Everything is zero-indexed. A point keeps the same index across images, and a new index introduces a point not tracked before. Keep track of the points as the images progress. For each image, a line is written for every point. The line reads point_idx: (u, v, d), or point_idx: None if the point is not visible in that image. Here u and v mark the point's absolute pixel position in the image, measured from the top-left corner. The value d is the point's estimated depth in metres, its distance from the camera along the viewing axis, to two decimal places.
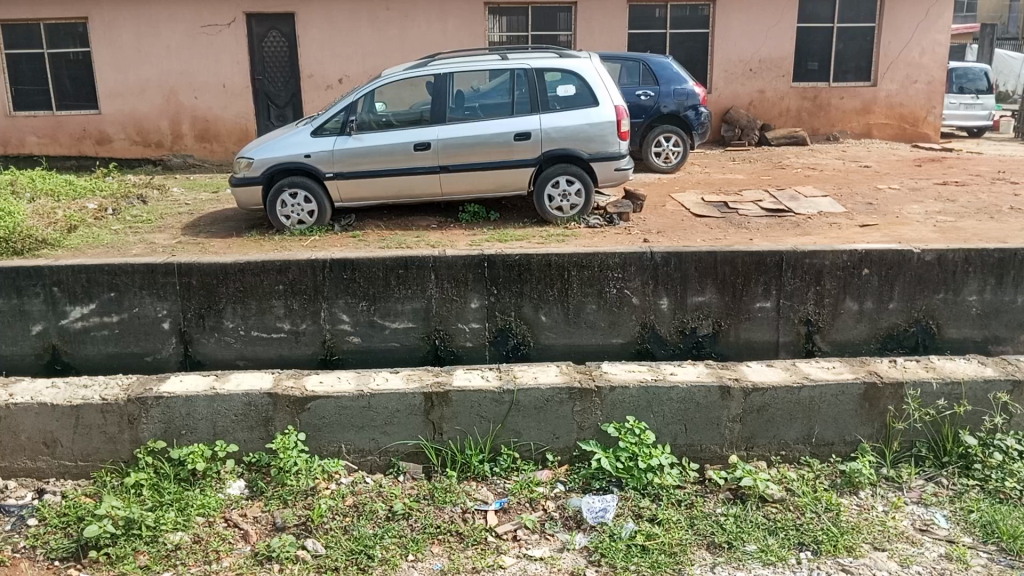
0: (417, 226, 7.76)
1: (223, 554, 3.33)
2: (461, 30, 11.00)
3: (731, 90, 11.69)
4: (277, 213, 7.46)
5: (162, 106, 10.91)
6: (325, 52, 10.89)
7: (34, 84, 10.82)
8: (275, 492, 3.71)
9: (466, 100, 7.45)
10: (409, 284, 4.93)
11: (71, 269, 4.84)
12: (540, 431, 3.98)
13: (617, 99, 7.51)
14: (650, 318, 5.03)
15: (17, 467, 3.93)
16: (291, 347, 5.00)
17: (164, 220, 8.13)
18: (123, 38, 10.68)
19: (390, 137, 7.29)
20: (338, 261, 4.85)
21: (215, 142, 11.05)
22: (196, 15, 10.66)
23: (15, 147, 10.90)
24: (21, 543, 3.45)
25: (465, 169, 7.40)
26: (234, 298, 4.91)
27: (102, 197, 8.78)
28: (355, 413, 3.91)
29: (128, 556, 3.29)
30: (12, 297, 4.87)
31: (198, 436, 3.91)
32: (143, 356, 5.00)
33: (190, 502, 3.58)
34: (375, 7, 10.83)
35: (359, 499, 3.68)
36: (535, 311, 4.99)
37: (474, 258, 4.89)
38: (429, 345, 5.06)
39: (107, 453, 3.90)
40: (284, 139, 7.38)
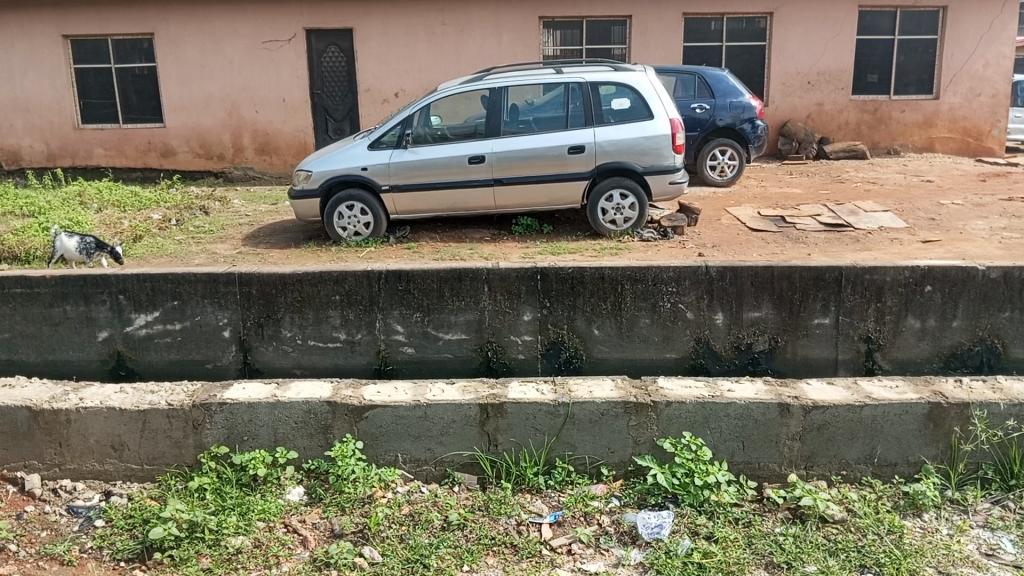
0: (471, 238, 7.82)
1: (283, 559, 3.38)
2: (516, 43, 11.07)
3: (788, 103, 11.55)
4: (334, 225, 7.60)
5: (224, 119, 11.20)
6: (382, 67, 11.06)
7: (101, 98, 11.20)
8: (333, 499, 3.76)
9: (521, 114, 7.49)
10: (463, 296, 4.97)
11: (137, 278, 4.98)
12: (595, 445, 3.97)
13: (673, 113, 7.47)
14: (705, 332, 4.97)
15: (85, 469, 4.05)
16: (346, 357, 5.08)
17: (225, 231, 8.34)
18: (187, 53, 11.00)
19: (446, 151, 7.37)
20: (393, 272, 4.91)
21: (275, 155, 11.30)
22: (258, 31, 10.93)
23: (83, 159, 11.27)
24: (89, 543, 3.55)
25: (519, 182, 7.44)
26: (293, 308, 5.00)
27: (166, 208, 9.03)
28: (411, 423, 3.95)
29: (191, 558, 3.37)
30: (81, 305, 5.03)
31: (260, 442, 3.98)
32: (204, 363, 5.13)
33: (252, 506, 3.65)
34: (431, 22, 10.97)
35: (415, 508, 3.71)
36: (588, 325, 4.98)
37: (527, 271, 4.91)
38: (482, 357, 5.09)
39: (173, 457, 4.01)
40: (341, 152, 7.51)
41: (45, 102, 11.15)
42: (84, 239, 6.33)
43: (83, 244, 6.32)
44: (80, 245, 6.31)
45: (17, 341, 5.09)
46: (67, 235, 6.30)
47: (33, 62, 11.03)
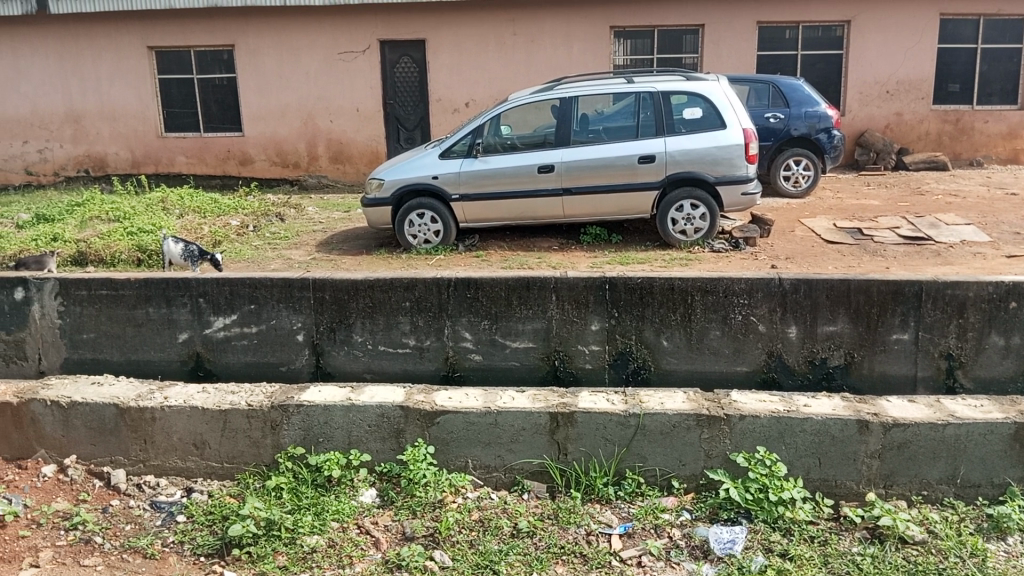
0: (539, 247, 7.84)
1: (356, 559, 3.45)
2: (587, 53, 11.08)
3: (866, 113, 11.27)
4: (405, 232, 7.71)
5: (300, 128, 11.49)
6: (453, 77, 11.20)
7: (184, 108, 11.61)
8: (405, 502, 3.81)
9: (591, 123, 7.49)
10: (531, 304, 4.98)
11: (216, 282, 5.14)
12: (666, 457, 3.94)
13: (746, 122, 7.37)
14: (778, 346, 4.88)
15: (168, 466, 4.19)
16: (415, 363, 5.14)
17: (300, 237, 8.55)
18: (266, 65, 11.33)
19: (516, 160, 7.42)
20: (463, 280, 4.97)
21: (348, 164, 11.54)
22: (334, 43, 11.19)
23: (166, 166, 11.69)
24: (171, 537, 3.67)
25: (589, 191, 7.43)
26: (364, 314, 5.10)
27: (244, 215, 9.30)
28: (482, 429, 3.98)
29: (268, 555, 3.46)
30: (163, 307, 5.21)
31: (334, 444, 4.07)
32: (278, 366, 5.25)
33: (326, 507, 3.74)
34: (503, 32, 11.06)
35: (485, 514, 3.74)
36: (657, 336, 4.94)
37: (596, 280, 4.89)
38: (549, 366, 5.07)
39: (251, 456, 4.12)
40: (413, 161, 7.63)
41: (130, 111, 11.60)
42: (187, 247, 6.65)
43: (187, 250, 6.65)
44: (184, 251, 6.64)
45: (103, 341, 5.29)
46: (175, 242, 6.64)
47: (120, 73, 11.49)
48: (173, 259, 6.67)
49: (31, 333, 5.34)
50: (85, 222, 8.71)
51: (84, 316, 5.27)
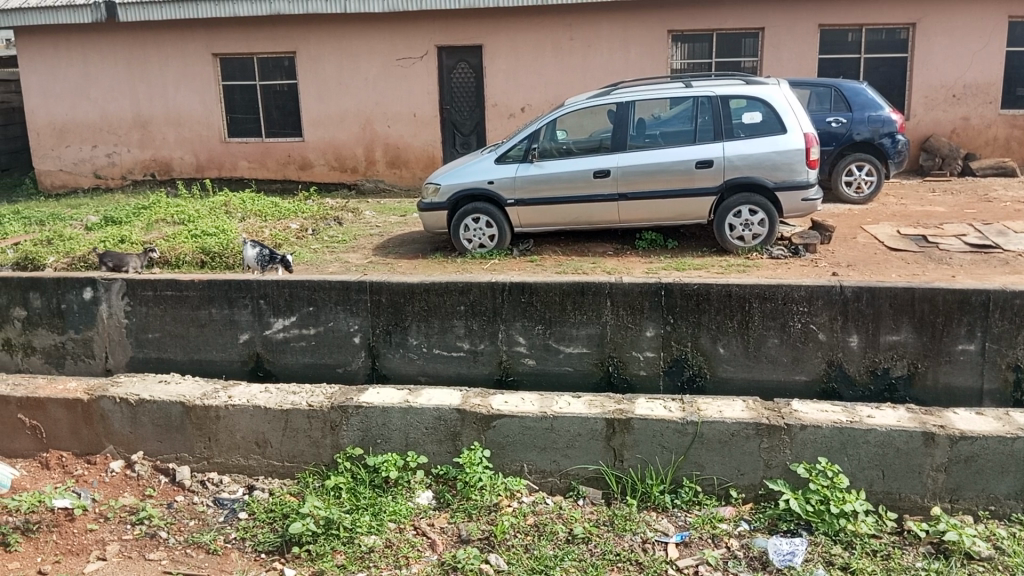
0: (594, 252, 7.82)
1: (412, 560, 3.49)
2: (644, 57, 11.02)
3: (931, 117, 10.98)
4: (461, 236, 7.75)
5: (358, 134, 11.67)
6: (510, 82, 11.25)
7: (246, 113, 11.89)
8: (461, 505, 3.84)
9: (648, 128, 7.45)
10: (585, 309, 4.97)
11: (276, 284, 5.25)
12: (724, 466, 3.90)
13: (807, 127, 7.25)
14: (839, 355, 4.79)
15: (231, 464, 4.29)
16: (469, 366, 5.16)
17: (357, 241, 8.69)
18: (326, 71, 11.53)
19: (572, 165, 7.42)
20: (518, 284, 4.98)
21: (404, 168, 11.67)
22: (392, 49, 11.33)
23: (229, 170, 11.99)
24: (233, 533, 3.76)
25: (645, 196, 7.40)
26: (420, 317, 5.15)
27: (303, 218, 9.48)
28: (538, 434, 3.99)
29: (327, 554, 3.51)
30: (225, 308, 5.33)
31: (392, 446, 4.12)
32: (335, 367, 5.33)
33: (383, 507, 3.78)
34: (560, 37, 11.06)
35: (540, 519, 3.75)
36: (713, 343, 4.89)
37: (651, 286, 4.87)
38: (603, 372, 5.05)
39: (311, 455, 4.20)
40: (469, 166, 7.69)
41: (195, 117, 11.91)
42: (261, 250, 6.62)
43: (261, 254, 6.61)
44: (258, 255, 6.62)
45: (167, 340, 5.44)
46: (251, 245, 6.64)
47: (186, 80, 11.80)
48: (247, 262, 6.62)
49: (99, 332, 5.52)
50: (151, 225, 8.97)
51: (149, 316, 5.42)
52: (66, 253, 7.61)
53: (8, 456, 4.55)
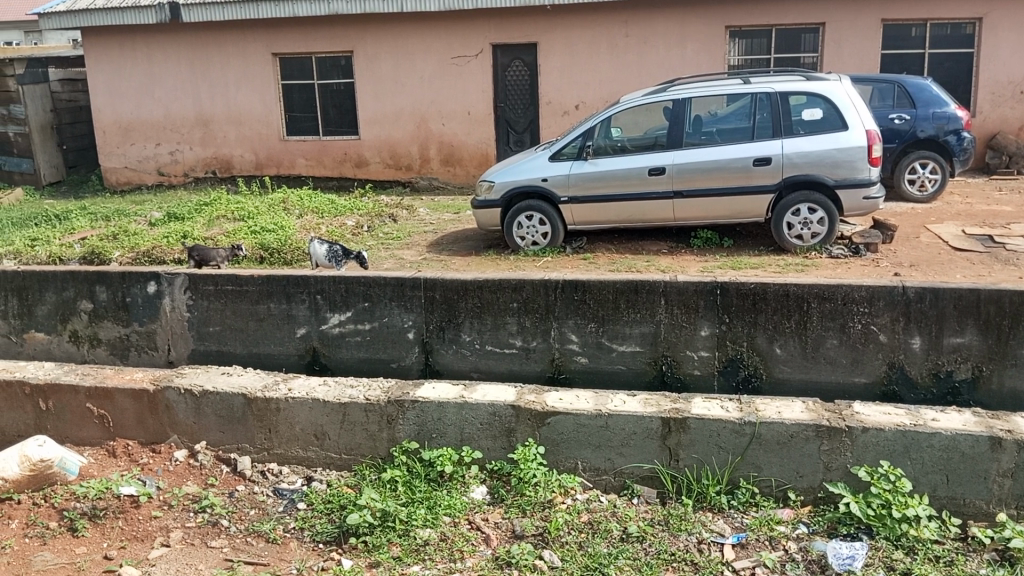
0: (648, 250, 7.77)
1: (467, 554, 3.51)
2: (700, 54, 10.89)
3: (998, 114, 10.64)
4: (513, 233, 7.78)
5: (413, 132, 11.78)
6: (564, 80, 11.23)
7: (304, 112, 12.09)
8: (515, 500, 3.86)
9: (704, 125, 7.37)
10: (639, 307, 4.93)
11: (333, 279, 5.33)
12: (783, 468, 3.85)
13: (869, 123, 7.08)
14: (900, 357, 4.68)
15: (290, 455, 4.37)
16: (521, 363, 5.17)
17: (412, 238, 8.78)
18: (382, 70, 11.66)
19: (627, 162, 7.38)
20: (570, 282, 4.96)
21: (458, 166, 11.75)
22: (447, 47, 11.40)
23: (287, 168, 12.21)
24: (292, 523, 3.84)
25: (701, 194, 7.32)
26: (473, 314, 5.18)
27: (359, 215, 9.60)
28: (592, 432, 3.98)
29: (383, 545, 3.57)
30: (283, 303, 5.43)
31: (447, 441, 4.16)
32: (389, 362, 5.39)
33: (438, 501, 3.82)
34: (615, 34, 10.99)
35: (594, 516, 3.75)
36: (770, 343, 4.82)
37: (707, 285, 4.82)
38: (656, 371, 5.01)
39: (368, 448, 4.26)
40: (523, 163, 7.69)
41: (255, 116, 12.15)
42: (332, 247, 6.76)
43: (332, 251, 6.74)
44: (329, 252, 6.73)
45: (227, 334, 5.56)
46: (319, 243, 6.74)
47: (246, 79, 12.05)
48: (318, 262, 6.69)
49: (162, 325, 5.67)
50: (213, 221, 9.18)
51: (210, 309, 5.55)
52: (132, 248, 7.83)
53: (76, 444, 4.69)
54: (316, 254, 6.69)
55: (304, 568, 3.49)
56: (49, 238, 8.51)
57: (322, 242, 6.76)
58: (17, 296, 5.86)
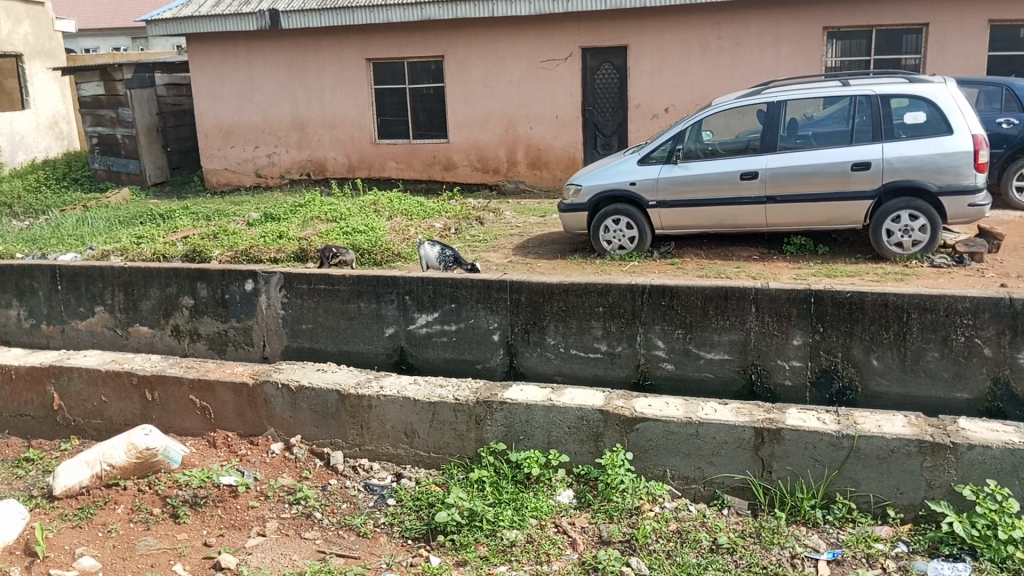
0: (739, 256, 7.62)
1: (553, 557, 3.52)
2: (796, 56, 10.61)
3: None
4: (600, 238, 7.72)
5: (501, 135, 11.88)
6: (654, 83, 11.12)
7: (395, 116, 12.32)
8: (602, 506, 3.84)
9: (799, 128, 7.18)
10: (729, 315, 4.83)
11: (421, 280, 5.41)
12: (882, 483, 3.72)
13: (976, 128, 6.76)
14: (1006, 372, 4.44)
15: (381, 451, 4.46)
16: (606, 368, 5.13)
17: (498, 241, 8.84)
18: (472, 74, 11.78)
19: (718, 166, 7.25)
20: (658, 287, 4.90)
21: (545, 169, 11.79)
22: (537, 51, 11.43)
23: (377, 170, 12.49)
24: (382, 518, 3.92)
25: (796, 200, 7.13)
26: (558, 317, 5.16)
27: (447, 218, 9.73)
28: (682, 440, 3.92)
29: (470, 545, 3.60)
30: (373, 302, 5.55)
31: (535, 443, 4.17)
32: (475, 363, 5.43)
33: (525, 503, 3.83)
34: (707, 36, 10.81)
35: (683, 526, 3.70)
36: (867, 355, 4.65)
37: (800, 292, 4.68)
38: (745, 380, 4.89)
39: (456, 448, 4.31)
40: (611, 167, 7.65)
41: (348, 119, 12.46)
42: (445, 251, 6.71)
43: (444, 256, 6.69)
44: (441, 256, 6.68)
45: (319, 331, 5.72)
46: (431, 244, 6.71)
47: (340, 84, 12.36)
48: (429, 263, 6.68)
49: (258, 322, 5.87)
50: (307, 222, 9.45)
51: (304, 308, 5.71)
52: (230, 247, 8.12)
53: (179, 434, 4.89)
54: (427, 255, 6.66)
55: (393, 563, 3.55)
56: (154, 236, 8.91)
57: (434, 244, 6.73)
58: (123, 291, 6.15)
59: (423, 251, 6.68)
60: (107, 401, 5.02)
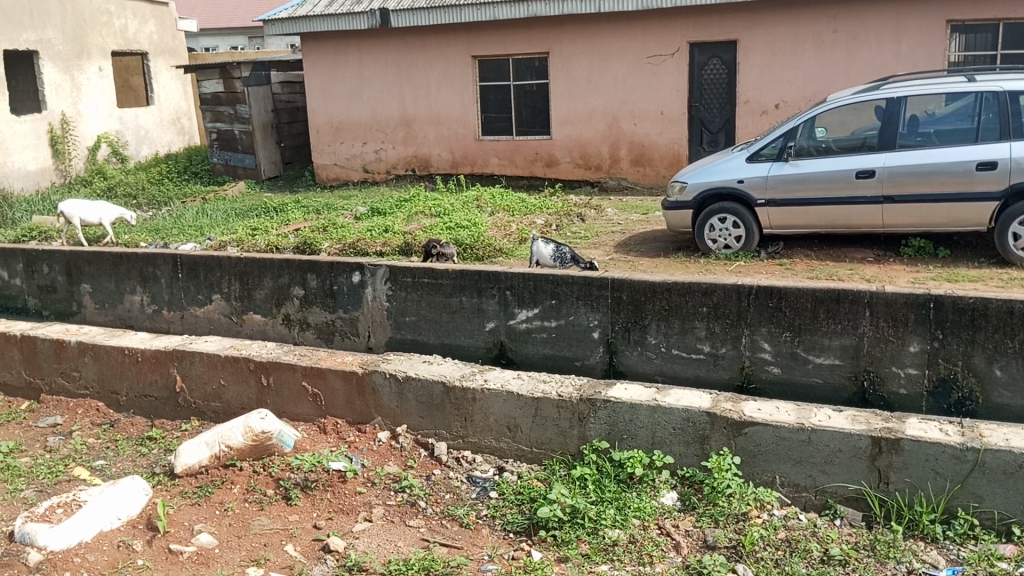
0: (851, 258, 7.33)
1: (656, 559, 3.47)
2: (917, 50, 10.11)
3: None
4: (705, 236, 7.55)
5: (605, 132, 11.80)
6: (764, 79, 10.81)
7: (499, 112, 12.41)
8: (707, 510, 3.78)
9: (920, 125, 6.83)
10: (841, 318, 4.64)
11: (522, 276, 5.42)
12: (1008, 500, 3.53)
13: None
14: None
15: (483, 444, 4.50)
16: (708, 369, 5.01)
17: (599, 238, 8.79)
18: (577, 70, 11.74)
19: (832, 164, 6.99)
20: (765, 288, 4.75)
21: (649, 166, 11.64)
22: (644, 47, 11.29)
23: (480, 166, 12.62)
24: (484, 510, 3.96)
25: (916, 200, 6.79)
26: (660, 316, 5.07)
27: (548, 214, 9.73)
28: (794, 446, 3.80)
29: (572, 541, 3.59)
30: (474, 296, 5.59)
31: (638, 443, 4.12)
32: (574, 360, 5.40)
33: (628, 503, 3.80)
34: (822, 29, 10.43)
35: (792, 534, 3.59)
36: (989, 364, 4.40)
37: (918, 297, 4.46)
38: (856, 387, 4.70)
39: (558, 444, 4.31)
40: (719, 164, 7.49)
41: (453, 116, 12.63)
42: (560, 248, 6.64)
43: (558, 252, 6.62)
44: (555, 253, 6.62)
45: (421, 324, 5.81)
46: (545, 242, 6.68)
47: (446, 81, 12.54)
48: (541, 260, 6.65)
49: (364, 313, 6.02)
50: (412, 217, 9.62)
51: (408, 301, 5.82)
52: (339, 240, 8.36)
53: (292, 419, 5.07)
54: (541, 254, 6.65)
55: (495, 555, 3.58)
56: (267, 228, 9.25)
57: (549, 241, 6.69)
58: (239, 280, 6.41)
59: (537, 249, 6.67)
60: (225, 385, 5.26)
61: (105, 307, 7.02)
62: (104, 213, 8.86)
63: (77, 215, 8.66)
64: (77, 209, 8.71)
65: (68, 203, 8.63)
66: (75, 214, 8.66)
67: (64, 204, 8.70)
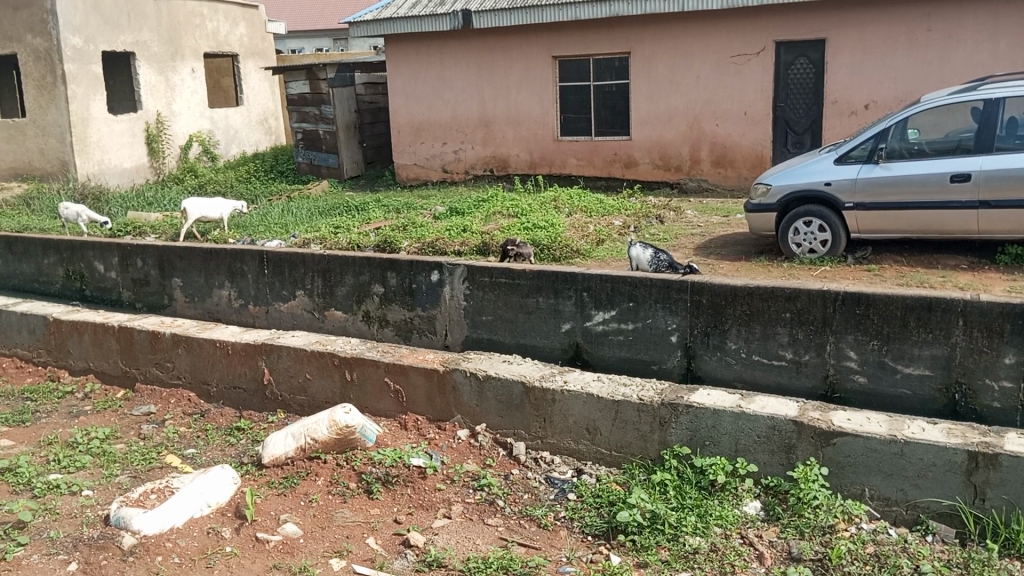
0: (943, 265, 7.05)
1: (739, 569, 3.41)
2: (1017, 49, 9.66)
3: None
4: (789, 240, 7.38)
5: (685, 132, 11.64)
6: (853, 78, 10.49)
7: (578, 113, 12.37)
8: (792, 521, 3.69)
9: (1020, 128, 6.51)
10: (932, 327, 4.46)
11: (600, 278, 5.38)
12: None
13: None
14: None
15: (562, 445, 4.49)
16: (791, 377, 4.88)
17: (678, 240, 8.69)
18: (658, 70, 11.62)
19: (925, 167, 6.74)
20: (852, 295, 4.61)
21: (730, 168, 11.44)
22: (728, 46, 11.09)
23: (558, 167, 12.61)
24: (563, 512, 3.95)
25: (1014, 205, 6.49)
26: (741, 320, 4.96)
27: (626, 215, 9.66)
28: (885, 458, 3.68)
29: (652, 547, 3.56)
30: (551, 297, 5.58)
31: (721, 450, 4.05)
32: (651, 364, 5.33)
33: (709, 510, 3.74)
34: (915, 28, 10.06)
35: (882, 549, 3.47)
36: None
37: (1016, 307, 4.27)
38: (947, 399, 4.51)
39: (638, 448, 4.27)
40: (806, 166, 7.30)
41: (532, 116, 12.65)
42: (657, 254, 6.55)
43: (656, 258, 6.52)
44: (652, 258, 6.53)
45: (498, 324, 5.84)
46: (643, 248, 6.61)
47: (526, 81, 12.57)
48: (638, 266, 6.57)
49: (441, 312, 6.07)
50: (490, 217, 9.68)
51: (484, 300, 5.86)
52: (418, 239, 8.48)
53: (373, 414, 5.16)
54: (639, 258, 6.58)
55: (573, 557, 3.58)
56: (349, 226, 9.46)
57: (646, 248, 6.62)
58: (321, 277, 6.56)
59: (634, 253, 6.61)
60: (310, 379, 5.39)
61: (195, 301, 7.28)
62: (222, 207, 9.32)
63: (200, 212, 9.07)
64: (197, 206, 9.10)
65: (191, 202, 9.03)
66: (199, 211, 9.07)
67: (185, 203, 9.07)
